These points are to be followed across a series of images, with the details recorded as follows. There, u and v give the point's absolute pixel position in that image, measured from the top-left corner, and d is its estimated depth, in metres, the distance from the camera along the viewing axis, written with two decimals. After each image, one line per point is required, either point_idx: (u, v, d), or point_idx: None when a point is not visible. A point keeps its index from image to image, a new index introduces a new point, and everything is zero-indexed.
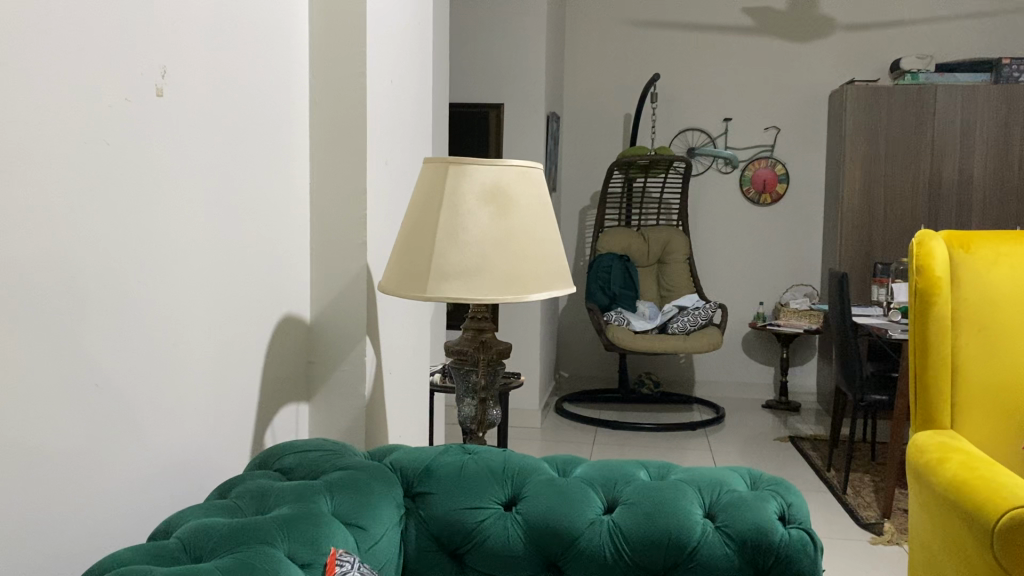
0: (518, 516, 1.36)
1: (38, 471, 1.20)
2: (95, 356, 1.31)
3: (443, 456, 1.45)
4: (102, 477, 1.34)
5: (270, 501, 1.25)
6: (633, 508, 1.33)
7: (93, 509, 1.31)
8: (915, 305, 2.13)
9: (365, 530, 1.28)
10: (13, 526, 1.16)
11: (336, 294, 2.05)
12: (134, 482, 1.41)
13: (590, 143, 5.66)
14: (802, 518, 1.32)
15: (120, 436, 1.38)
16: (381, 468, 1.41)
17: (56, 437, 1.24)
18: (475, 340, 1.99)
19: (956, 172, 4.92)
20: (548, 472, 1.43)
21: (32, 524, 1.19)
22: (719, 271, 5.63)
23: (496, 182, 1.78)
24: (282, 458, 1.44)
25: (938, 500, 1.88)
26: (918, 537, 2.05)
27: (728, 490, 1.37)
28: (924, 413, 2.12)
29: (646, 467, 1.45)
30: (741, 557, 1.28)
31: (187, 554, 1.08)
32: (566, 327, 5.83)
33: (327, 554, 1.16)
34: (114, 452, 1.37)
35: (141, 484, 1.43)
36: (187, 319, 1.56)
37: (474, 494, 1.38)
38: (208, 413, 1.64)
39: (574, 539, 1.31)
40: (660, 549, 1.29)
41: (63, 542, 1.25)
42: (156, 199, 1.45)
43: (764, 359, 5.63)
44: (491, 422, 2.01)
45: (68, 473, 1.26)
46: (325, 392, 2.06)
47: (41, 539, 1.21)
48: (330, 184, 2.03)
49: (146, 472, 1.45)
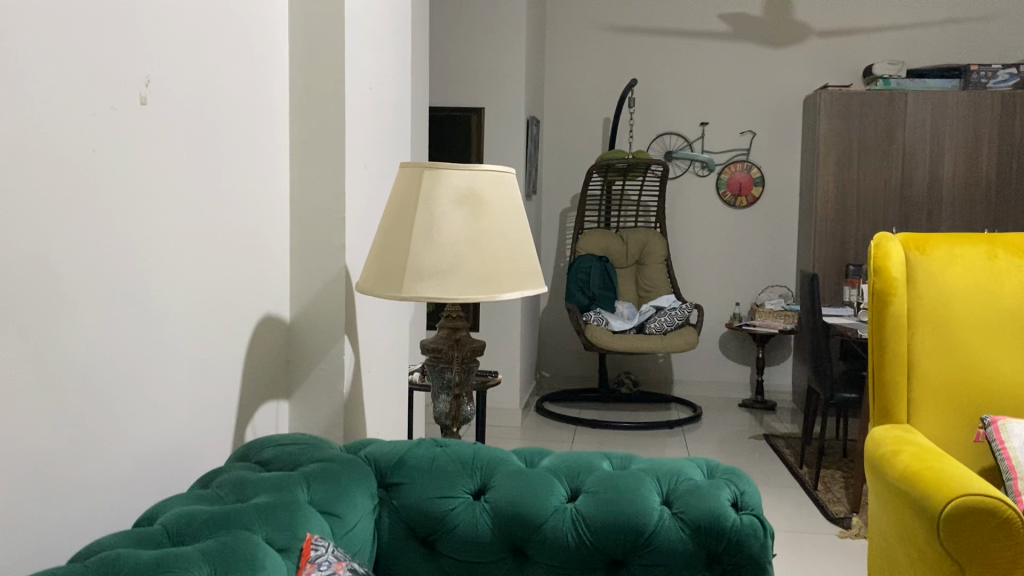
0: (486, 505, 1.43)
1: (26, 463, 1.27)
2: (78, 353, 1.37)
3: (416, 448, 1.53)
4: (89, 470, 1.40)
5: (248, 491, 1.31)
6: (595, 496, 1.41)
7: (80, 498, 1.38)
8: (873, 303, 2.23)
9: (340, 517, 1.35)
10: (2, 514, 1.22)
11: (315, 293, 2.11)
12: (119, 474, 1.48)
13: (570, 146, 5.75)
14: (754, 505, 1.40)
15: (105, 431, 1.44)
16: (356, 460, 1.48)
17: (43, 430, 1.30)
18: (450, 338, 2.06)
19: (926, 175, 5.03)
20: (515, 463, 1.50)
21: (21, 512, 1.26)
22: (697, 272, 5.73)
23: (469, 186, 1.85)
24: (261, 451, 1.51)
25: (891, 491, 1.97)
26: (875, 528, 2.13)
27: (685, 479, 1.45)
28: (881, 407, 2.21)
29: (609, 458, 1.53)
30: (696, 541, 1.36)
31: (171, 539, 1.15)
32: (547, 328, 5.91)
33: (303, 539, 1.23)
34: (100, 446, 1.43)
35: (126, 476, 1.50)
36: (170, 318, 1.62)
37: (444, 484, 1.45)
38: (192, 407, 1.71)
39: (539, 525, 1.39)
40: (620, 533, 1.37)
41: (50, 530, 1.32)
42: (139, 204, 1.51)
43: (740, 359, 5.73)
44: (465, 419, 2.08)
45: (55, 465, 1.33)
46: (304, 389, 2.12)
47: (30, 527, 1.28)
48: (310, 188, 2.09)
49: (130, 464, 1.51)
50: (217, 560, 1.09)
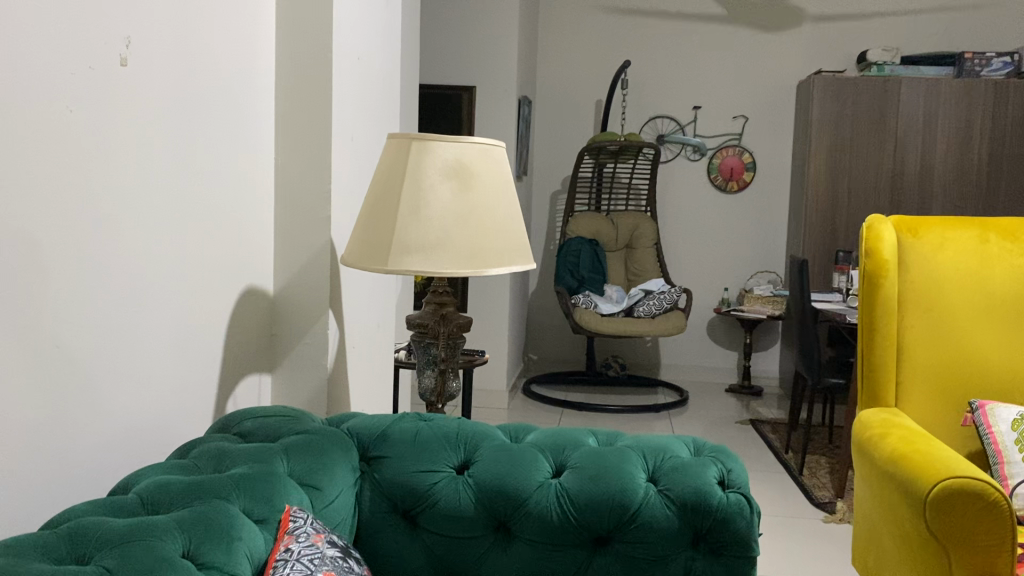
0: (469, 480, 1.40)
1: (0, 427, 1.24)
2: (56, 318, 1.34)
3: (399, 422, 1.51)
4: (64, 438, 1.37)
5: (227, 462, 1.29)
6: (580, 472, 1.39)
7: (53, 469, 1.34)
8: (864, 286, 2.21)
9: (320, 490, 1.32)
10: None
11: (300, 267, 2.08)
12: (96, 443, 1.45)
13: (562, 127, 5.70)
14: (742, 483, 1.38)
15: (80, 400, 1.40)
16: (337, 433, 1.46)
17: (16, 396, 1.27)
18: (437, 314, 2.03)
19: (918, 163, 5.02)
20: (499, 438, 1.48)
21: None
22: (686, 256, 5.71)
23: (458, 158, 1.82)
24: (241, 422, 1.48)
25: (879, 473, 1.96)
26: (862, 511, 2.13)
27: (672, 456, 1.43)
28: (870, 390, 2.20)
29: (595, 434, 1.51)
30: (681, 518, 1.34)
31: (145, 508, 1.12)
32: (535, 310, 5.89)
33: (282, 511, 1.21)
34: (74, 415, 1.39)
35: (102, 445, 1.46)
36: (149, 287, 1.58)
37: (427, 457, 1.42)
38: (172, 379, 1.67)
39: (523, 500, 1.37)
40: (604, 509, 1.35)
41: (22, 498, 1.28)
42: (118, 168, 1.47)
43: (728, 344, 5.72)
44: (450, 394, 2.05)
45: (29, 431, 1.29)
46: (287, 363, 2.09)
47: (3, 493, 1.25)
48: (296, 160, 2.05)
49: (107, 435, 1.47)
50: (192, 530, 1.06)
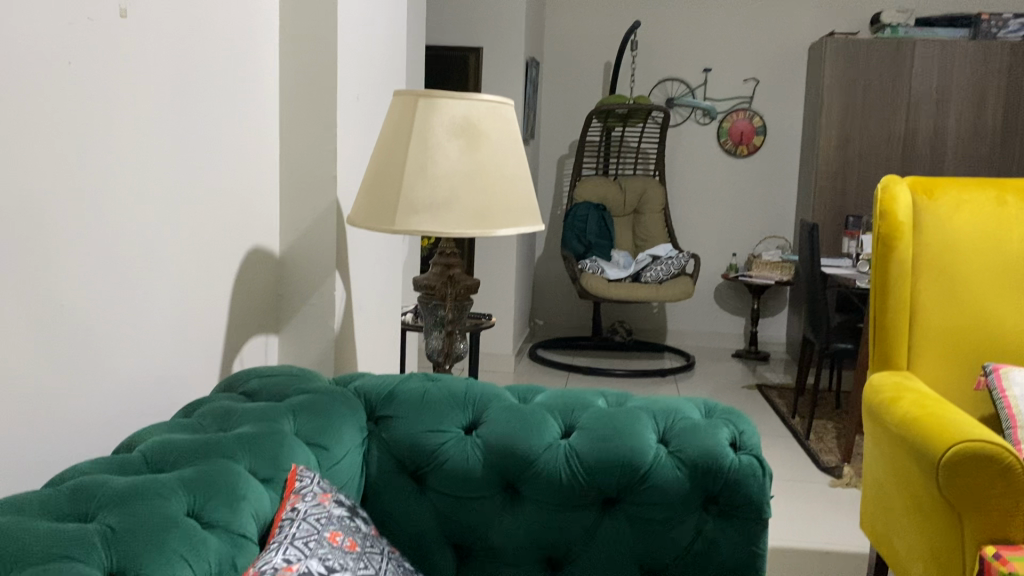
0: (477, 440, 1.38)
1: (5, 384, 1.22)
2: (58, 276, 1.32)
3: (406, 382, 1.49)
4: (70, 396, 1.35)
5: (232, 421, 1.27)
6: (589, 432, 1.37)
7: (60, 427, 1.34)
8: (878, 248, 2.17)
9: (327, 450, 1.31)
10: None
11: (306, 227, 2.05)
12: (102, 401, 1.43)
13: (569, 90, 5.63)
14: (753, 445, 1.36)
15: (85, 359, 1.39)
16: (344, 393, 1.44)
17: (20, 354, 1.25)
18: (443, 275, 2.00)
19: (931, 127, 4.94)
20: (507, 398, 1.46)
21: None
22: (695, 221, 5.67)
23: (465, 115, 1.78)
24: (247, 381, 1.47)
25: (890, 437, 1.94)
26: (871, 474, 2.11)
27: (683, 417, 1.40)
28: (882, 354, 2.17)
29: (604, 395, 1.49)
30: (692, 480, 1.33)
31: (149, 466, 1.11)
32: (542, 275, 5.86)
33: (287, 471, 1.19)
34: (80, 372, 1.38)
35: (109, 403, 1.45)
36: (153, 246, 1.56)
37: (435, 417, 1.41)
38: (177, 339, 1.66)
39: (532, 461, 1.35)
40: (614, 470, 1.33)
41: (27, 455, 1.27)
42: (119, 123, 1.43)
43: (735, 310, 5.70)
44: (457, 356, 2.03)
45: (34, 388, 1.28)
46: (293, 324, 2.07)
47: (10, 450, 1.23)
48: (301, 118, 2.02)
49: (114, 394, 1.46)
50: (196, 488, 1.04)
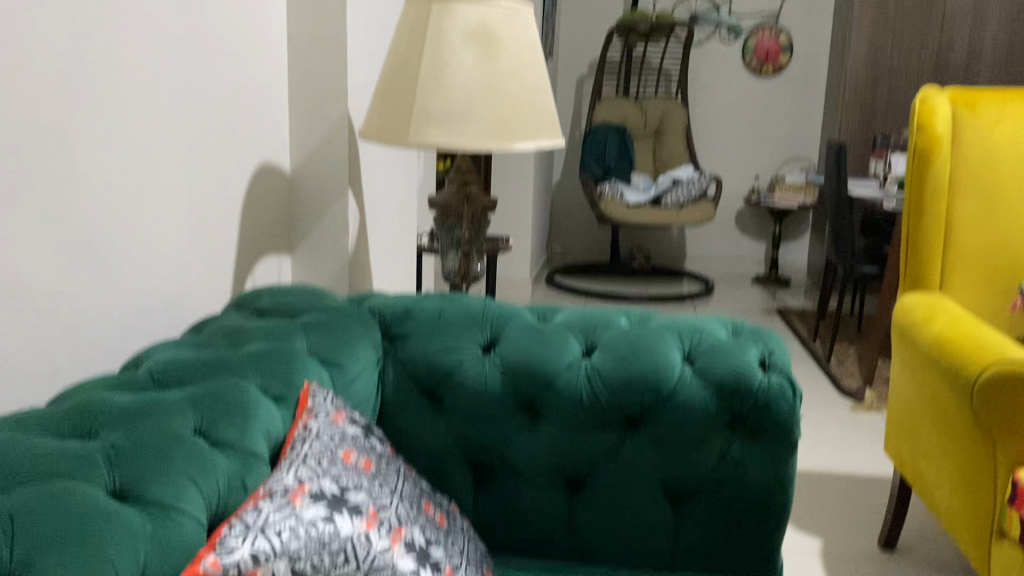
0: (495, 359, 1.34)
1: (20, 304, 1.17)
2: (69, 192, 1.25)
3: (421, 300, 1.44)
4: (86, 316, 1.30)
5: (242, 338, 1.23)
6: (612, 352, 1.32)
7: (76, 346, 1.28)
8: (914, 164, 2.07)
9: (341, 369, 1.26)
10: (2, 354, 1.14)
11: (317, 144, 1.97)
12: (117, 322, 1.38)
13: (588, 7, 5.42)
14: (783, 364, 1.31)
15: (100, 278, 1.33)
16: (358, 311, 1.39)
17: (36, 273, 1.20)
18: (460, 193, 1.93)
19: (966, 42, 4.73)
20: (526, 316, 1.40)
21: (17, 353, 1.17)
22: (717, 144, 5.52)
23: (482, 21, 1.68)
24: (258, 299, 1.42)
25: (921, 359, 1.87)
26: (900, 398, 2.06)
27: (710, 336, 1.35)
28: (914, 274, 2.10)
29: (627, 314, 1.43)
30: (719, 401, 1.28)
31: (156, 384, 1.06)
32: (559, 200, 5.75)
33: (300, 389, 1.15)
34: (95, 293, 1.32)
35: (125, 324, 1.40)
36: (161, 161, 1.49)
37: (451, 336, 1.36)
38: (189, 259, 1.60)
39: (552, 381, 1.30)
40: (638, 391, 1.28)
41: (48, 376, 1.23)
42: (120, 28, 1.34)
43: (756, 234, 5.59)
44: (475, 277, 1.97)
45: (50, 309, 1.23)
46: (307, 244, 2.02)
47: (27, 371, 1.19)
48: (309, 28, 1.92)
49: (129, 314, 1.41)
50: (204, 406, 1.00)
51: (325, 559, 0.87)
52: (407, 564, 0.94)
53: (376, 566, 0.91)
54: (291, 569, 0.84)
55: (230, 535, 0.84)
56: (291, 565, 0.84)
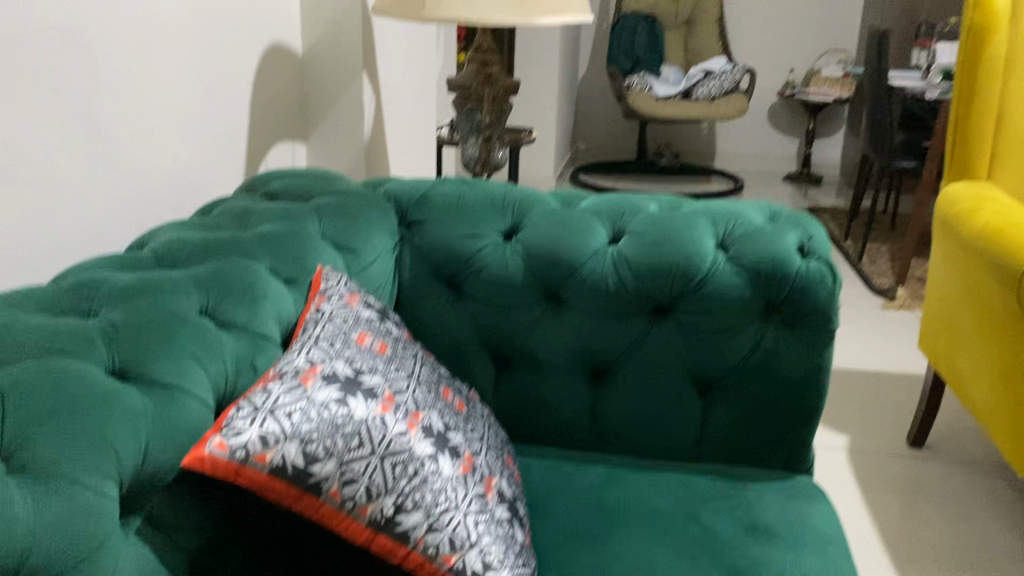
0: (517, 246, 1.27)
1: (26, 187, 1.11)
2: (73, 69, 1.17)
3: (440, 184, 1.36)
4: (96, 202, 1.24)
5: (252, 220, 1.17)
6: (641, 238, 1.25)
7: (85, 226, 1.23)
8: (967, 44, 1.93)
9: (355, 253, 1.21)
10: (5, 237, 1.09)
11: (331, 23, 1.86)
12: (128, 207, 1.33)
13: None
14: (823, 250, 1.23)
15: (108, 162, 1.26)
16: (373, 196, 1.32)
17: (42, 155, 1.13)
18: (481, 74, 1.82)
19: None
20: (549, 201, 1.33)
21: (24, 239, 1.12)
22: (750, 35, 5.27)
23: None
24: (269, 183, 1.35)
25: (965, 250, 1.79)
26: (938, 292, 1.98)
27: (745, 222, 1.27)
28: (961, 163, 1.98)
29: (657, 199, 1.35)
30: (754, 288, 1.21)
31: (162, 265, 1.01)
32: (585, 95, 5.56)
33: (313, 273, 1.09)
34: (105, 177, 1.26)
35: (136, 211, 1.35)
36: (168, 36, 1.39)
37: (471, 221, 1.29)
38: (200, 143, 1.53)
39: (577, 268, 1.24)
40: (667, 278, 1.22)
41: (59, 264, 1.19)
42: None
43: (788, 130, 5.39)
44: (496, 166, 1.88)
45: (59, 194, 1.17)
46: (322, 130, 1.94)
47: (36, 257, 1.14)
48: None
49: (140, 200, 1.35)
50: (210, 286, 0.95)
51: (338, 442, 0.83)
52: (425, 449, 0.90)
53: (392, 450, 0.87)
54: (301, 451, 0.81)
55: (237, 416, 0.80)
56: (301, 449, 0.81)
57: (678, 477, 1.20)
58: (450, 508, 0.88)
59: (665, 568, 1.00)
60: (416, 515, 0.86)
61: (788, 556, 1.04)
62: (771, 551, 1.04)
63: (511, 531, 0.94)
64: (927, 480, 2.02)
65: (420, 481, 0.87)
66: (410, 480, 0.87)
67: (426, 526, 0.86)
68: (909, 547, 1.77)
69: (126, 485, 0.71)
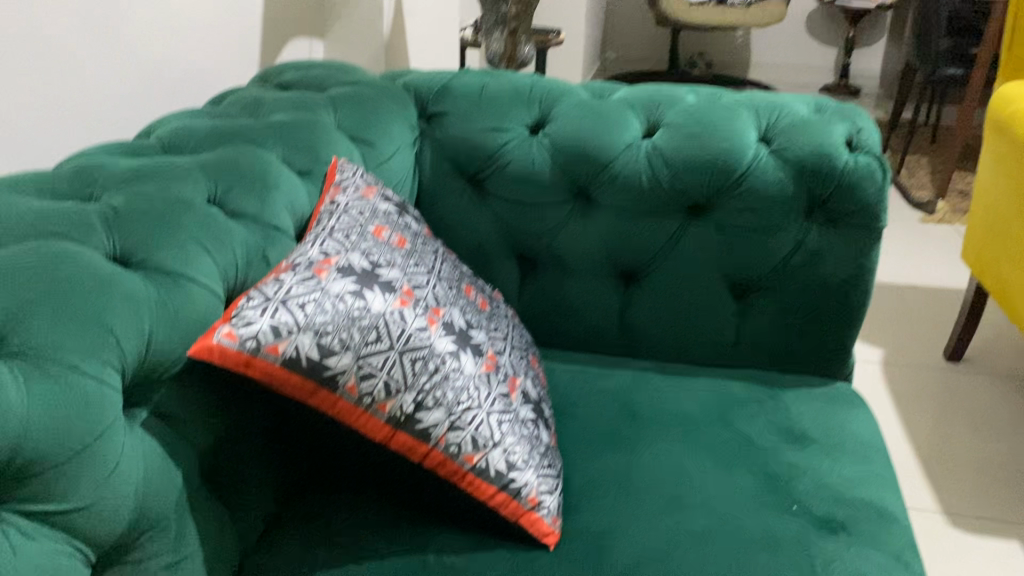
0: (544, 139, 1.19)
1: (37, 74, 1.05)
2: None
3: (462, 75, 1.28)
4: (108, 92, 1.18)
5: (264, 110, 1.10)
6: (677, 131, 1.16)
7: (99, 115, 1.17)
8: None
9: (372, 147, 1.14)
10: (19, 127, 1.03)
11: None
12: (142, 100, 1.26)
13: None
14: (872, 144, 1.14)
15: (121, 50, 1.19)
16: (392, 87, 1.25)
17: (52, 40, 1.06)
18: None
19: None
20: (579, 92, 1.24)
21: (38, 129, 1.06)
22: None
23: None
24: (283, 74, 1.28)
25: (1018, 150, 1.68)
26: (986, 198, 1.88)
27: (789, 113, 1.18)
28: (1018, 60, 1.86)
29: (694, 90, 1.26)
30: (797, 184, 1.13)
31: (169, 153, 0.96)
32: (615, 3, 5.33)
33: (328, 165, 1.03)
34: (118, 65, 1.19)
35: (149, 103, 1.28)
36: None
37: (495, 113, 1.21)
38: (213, 34, 1.45)
39: (608, 163, 1.16)
40: (705, 174, 1.14)
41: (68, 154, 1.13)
42: None
43: (826, 41, 5.11)
44: (522, 62, 1.79)
45: (70, 81, 1.11)
46: (340, 25, 1.84)
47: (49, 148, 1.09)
48: None
49: (153, 91, 1.29)
50: (218, 173, 0.89)
51: (355, 335, 0.78)
52: (446, 345, 0.85)
53: (412, 345, 0.82)
54: (316, 344, 0.76)
55: (248, 306, 0.75)
56: (316, 341, 0.76)
57: (711, 382, 1.15)
58: (472, 406, 0.84)
59: (697, 471, 0.96)
60: (437, 413, 0.82)
61: (825, 463, 0.99)
62: (807, 457, 1.00)
63: (537, 432, 0.90)
64: (962, 395, 1.96)
65: (441, 378, 0.83)
66: (431, 377, 0.82)
67: (447, 424, 0.82)
68: (940, 461, 1.72)
69: (129, 373, 0.68)
